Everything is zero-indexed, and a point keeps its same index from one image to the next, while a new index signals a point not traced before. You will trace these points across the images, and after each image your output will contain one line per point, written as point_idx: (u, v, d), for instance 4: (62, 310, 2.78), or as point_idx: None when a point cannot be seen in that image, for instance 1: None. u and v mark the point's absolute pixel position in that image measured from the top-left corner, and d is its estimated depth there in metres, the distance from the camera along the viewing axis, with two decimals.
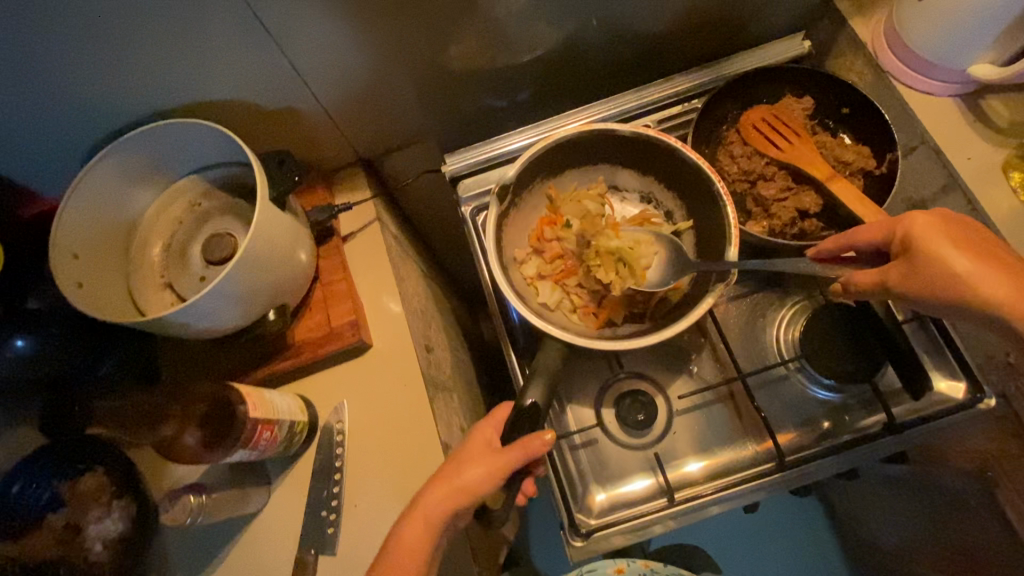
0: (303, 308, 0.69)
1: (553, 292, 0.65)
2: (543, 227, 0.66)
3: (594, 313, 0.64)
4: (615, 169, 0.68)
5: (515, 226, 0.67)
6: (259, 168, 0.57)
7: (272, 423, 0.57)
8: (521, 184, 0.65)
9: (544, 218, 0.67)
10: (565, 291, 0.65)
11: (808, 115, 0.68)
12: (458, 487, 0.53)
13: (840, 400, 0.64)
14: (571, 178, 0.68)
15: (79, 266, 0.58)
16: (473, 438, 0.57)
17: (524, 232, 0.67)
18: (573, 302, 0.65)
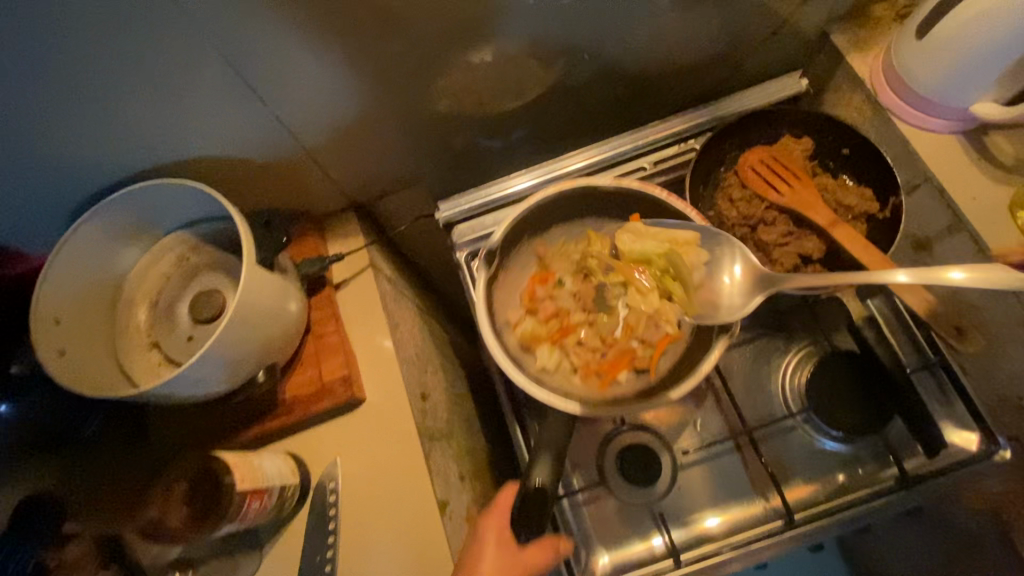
0: (295, 363, 0.67)
1: (552, 354, 0.59)
2: (534, 287, 0.61)
3: (599, 373, 0.58)
4: (605, 222, 0.64)
5: (503, 289, 0.62)
6: (244, 229, 0.55)
7: (261, 491, 0.55)
8: (508, 244, 0.61)
9: (533, 276, 0.62)
10: (565, 352, 0.59)
11: (808, 156, 0.67)
12: None
13: (850, 452, 0.62)
14: (559, 233, 0.65)
15: (61, 331, 0.57)
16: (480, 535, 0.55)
17: (515, 295, 0.62)
18: (574, 363, 0.59)
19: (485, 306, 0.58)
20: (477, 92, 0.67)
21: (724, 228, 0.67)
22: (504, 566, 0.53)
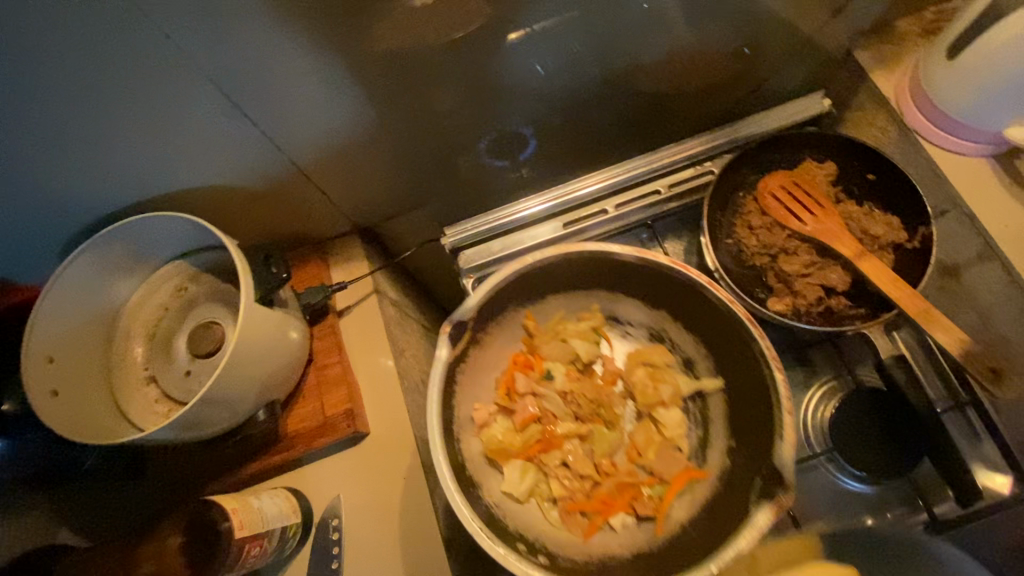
0: (297, 396, 0.65)
1: (526, 476, 0.59)
2: (516, 375, 0.62)
3: (579, 509, 0.58)
4: (615, 301, 0.64)
5: (477, 375, 0.62)
6: (240, 265, 0.53)
7: (260, 536, 0.53)
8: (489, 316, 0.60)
9: (518, 359, 0.63)
10: (544, 471, 0.60)
11: (831, 181, 0.64)
12: None
13: (875, 493, 0.59)
14: (554, 306, 0.64)
15: (55, 370, 0.54)
16: None
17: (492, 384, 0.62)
18: (552, 488, 0.59)
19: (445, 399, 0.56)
20: (487, 116, 0.65)
21: (744, 256, 0.64)
22: None
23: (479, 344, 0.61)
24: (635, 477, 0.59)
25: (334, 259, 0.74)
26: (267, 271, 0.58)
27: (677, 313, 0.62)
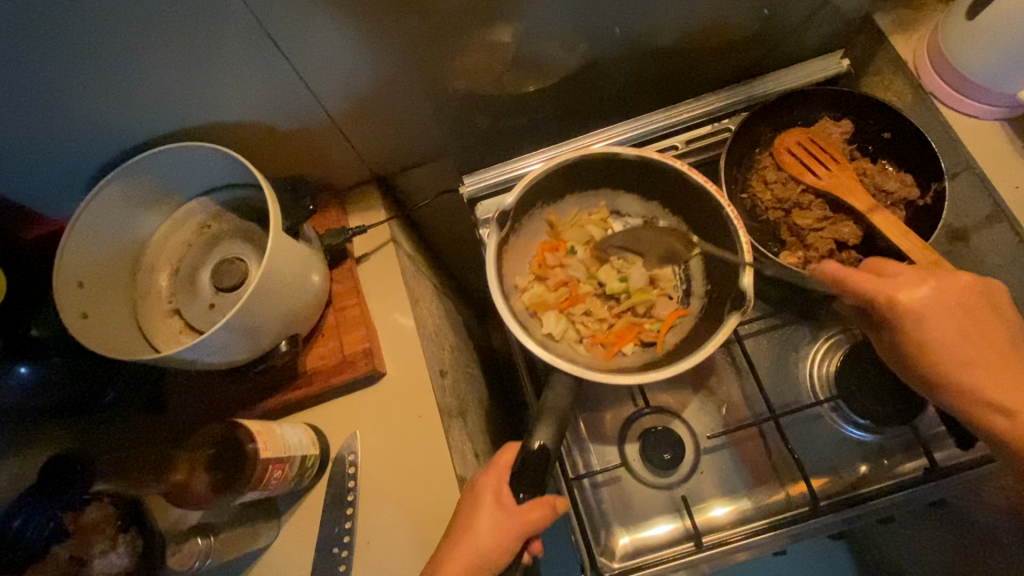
0: (315, 335, 0.66)
1: (558, 322, 0.58)
2: (544, 253, 0.61)
3: (604, 342, 0.58)
4: (617, 194, 0.62)
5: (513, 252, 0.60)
6: (271, 194, 0.54)
7: (283, 460, 0.55)
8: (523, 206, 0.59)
9: (544, 242, 0.62)
10: (571, 321, 0.59)
11: (846, 139, 0.65)
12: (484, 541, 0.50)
13: (876, 441, 0.61)
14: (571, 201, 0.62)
15: (84, 295, 0.56)
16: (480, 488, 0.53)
17: (522, 257, 0.61)
18: (580, 331, 0.59)
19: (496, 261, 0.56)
20: (503, 70, 0.65)
21: (758, 210, 0.65)
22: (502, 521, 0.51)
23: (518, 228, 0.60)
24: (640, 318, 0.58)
25: (351, 206, 0.75)
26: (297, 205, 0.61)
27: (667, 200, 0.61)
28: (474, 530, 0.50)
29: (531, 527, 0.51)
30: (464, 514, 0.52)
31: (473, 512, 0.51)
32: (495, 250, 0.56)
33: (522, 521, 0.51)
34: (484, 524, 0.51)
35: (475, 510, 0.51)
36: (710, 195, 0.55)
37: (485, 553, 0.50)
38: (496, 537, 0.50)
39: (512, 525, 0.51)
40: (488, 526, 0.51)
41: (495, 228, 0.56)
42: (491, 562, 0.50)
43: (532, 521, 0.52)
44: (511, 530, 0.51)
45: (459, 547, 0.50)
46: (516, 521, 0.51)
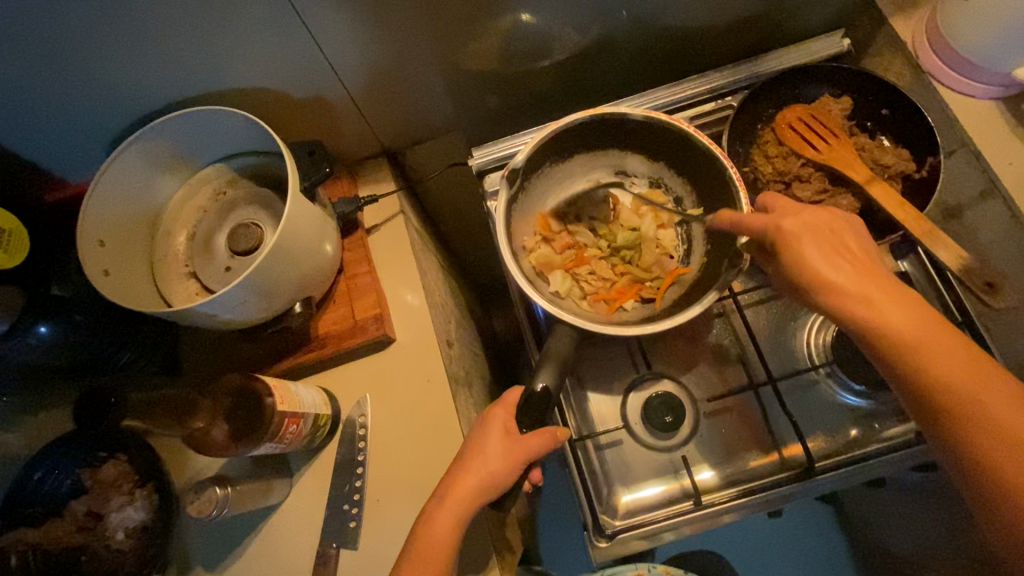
0: (327, 301, 0.68)
1: (564, 281, 0.64)
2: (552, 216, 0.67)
3: (606, 300, 0.64)
4: (624, 155, 0.67)
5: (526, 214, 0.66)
6: (289, 159, 0.56)
7: (298, 416, 0.56)
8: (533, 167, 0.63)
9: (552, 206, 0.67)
10: (576, 280, 0.65)
11: (846, 115, 0.67)
12: (489, 474, 0.54)
13: (870, 407, 0.63)
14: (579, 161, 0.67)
15: (105, 253, 0.58)
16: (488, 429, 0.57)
17: (534, 218, 0.67)
18: (584, 289, 0.65)
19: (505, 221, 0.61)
20: (510, 46, 0.66)
21: (760, 183, 0.67)
22: (509, 453, 0.55)
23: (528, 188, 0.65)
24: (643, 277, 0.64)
25: (361, 179, 0.77)
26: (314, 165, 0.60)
27: (673, 162, 0.65)
28: (484, 455, 0.55)
29: (534, 454, 0.56)
30: (473, 443, 0.56)
31: (483, 441, 0.56)
32: (506, 208, 0.61)
33: (527, 447, 0.56)
34: (492, 451, 0.55)
35: (484, 442, 0.56)
36: (716, 159, 0.59)
37: (493, 478, 0.54)
38: (504, 463, 0.55)
39: (515, 455, 0.55)
40: (496, 453, 0.55)
41: (507, 185, 0.61)
42: (499, 486, 0.55)
43: (534, 449, 0.56)
44: (517, 458, 0.55)
45: (471, 468, 0.55)
46: (524, 450, 0.56)
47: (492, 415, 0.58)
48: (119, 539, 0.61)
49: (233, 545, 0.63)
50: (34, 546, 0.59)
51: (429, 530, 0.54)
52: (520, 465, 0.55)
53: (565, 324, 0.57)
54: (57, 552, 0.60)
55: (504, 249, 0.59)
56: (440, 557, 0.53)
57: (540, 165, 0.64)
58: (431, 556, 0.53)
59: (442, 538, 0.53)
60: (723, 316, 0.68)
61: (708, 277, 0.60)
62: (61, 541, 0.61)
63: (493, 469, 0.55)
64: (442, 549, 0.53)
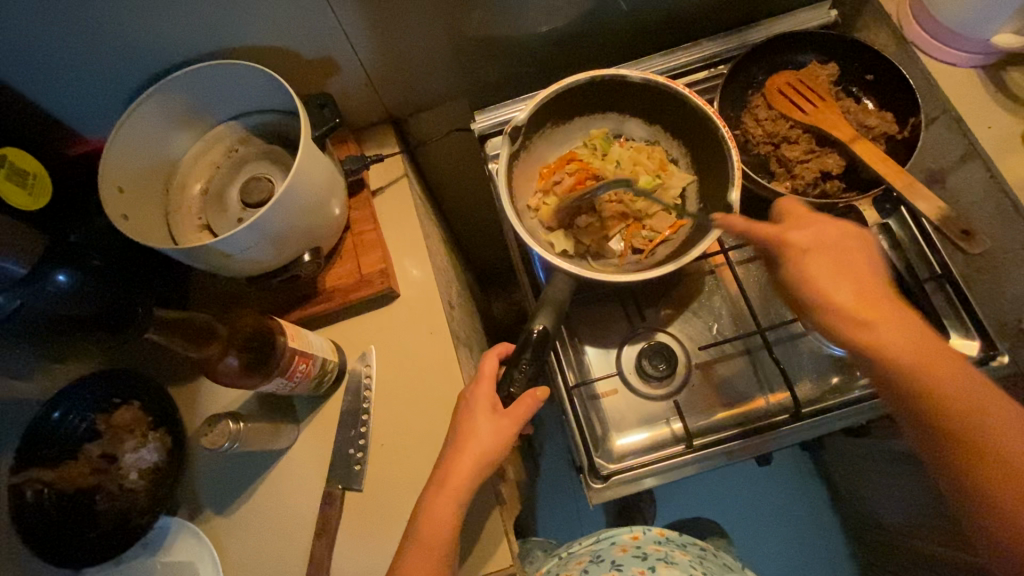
0: (336, 255, 0.71)
1: (571, 243, 0.67)
2: (555, 178, 0.69)
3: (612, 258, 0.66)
4: (623, 119, 0.70)
5: (528, 179, 0.69)
6: (302, 110, 0.59)
7: (307, 356, 0.59)
8: (532, 127, 0.66)
9: (554, 169, 0.69)
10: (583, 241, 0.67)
11: (832, 81, 0.70)
12: (480, 448, 0.57)
13: (855, 356, 0.65)
14: (579, 125, 0.70)
15: (123, 199, 0.61)
16: (475, 411, 0.58)
17: (536, 182, 0.70)
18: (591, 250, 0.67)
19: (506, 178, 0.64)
20: (512, 14, 0.69)
21: (750, 145, 0.70)
22: (500, 430, 0.57)
23: (528, 150, 0.68)
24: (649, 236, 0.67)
25: (368, 144, 0.80)
26: (324, 116, 0.65)
27: (670, 124, 0.68)
28: (476, 437, 0.57)
29: (520, 419, 0.59)
30: (464, 424, 0.58)
31: (473, 418, 0.58)
32: (507, 166, 0.64)
33: (515, 418, 0.58)
34: (483, 426, 0.57)
35: (475, 420, 0.58)
36: (710, 119, 0.62)
37: (489, 447, 0.57)
38: (497, 436, 0.57)
39: (505, 421, 0.58)
40: (487, 429, 0.57)
41: (508, 142, 0.64)
42: (501, 419, 0.58)
43: (522, 415, 0.59)
44: (507, 424, 0.58)
45: (464, 452, 0.57)
46: (512, 414, 0.58)
47: (476, 391, 0.59)
48: (132, 479, 0.63)
49: (241, 487, 0.65)
50: (48, 486, 0.61)
51: (452, 459, 0.57)
52: (512, 433, 0.58)
53: (563, 272, 0.60)
54: (71, 491, 0.62)
55: (506, 205, 0.61)
56: (457, 484, 0.56)
57: (540, 126, 0.68)
58: (447, 486, 0.56)
59: (458, 468, 0.56)
60: (715, 273, 0.70)
61: (700, 232, 0.62)
62: (75, 481, 0.62)
63: (489, 444, 0.57)
64: (461, 475, 0.56)
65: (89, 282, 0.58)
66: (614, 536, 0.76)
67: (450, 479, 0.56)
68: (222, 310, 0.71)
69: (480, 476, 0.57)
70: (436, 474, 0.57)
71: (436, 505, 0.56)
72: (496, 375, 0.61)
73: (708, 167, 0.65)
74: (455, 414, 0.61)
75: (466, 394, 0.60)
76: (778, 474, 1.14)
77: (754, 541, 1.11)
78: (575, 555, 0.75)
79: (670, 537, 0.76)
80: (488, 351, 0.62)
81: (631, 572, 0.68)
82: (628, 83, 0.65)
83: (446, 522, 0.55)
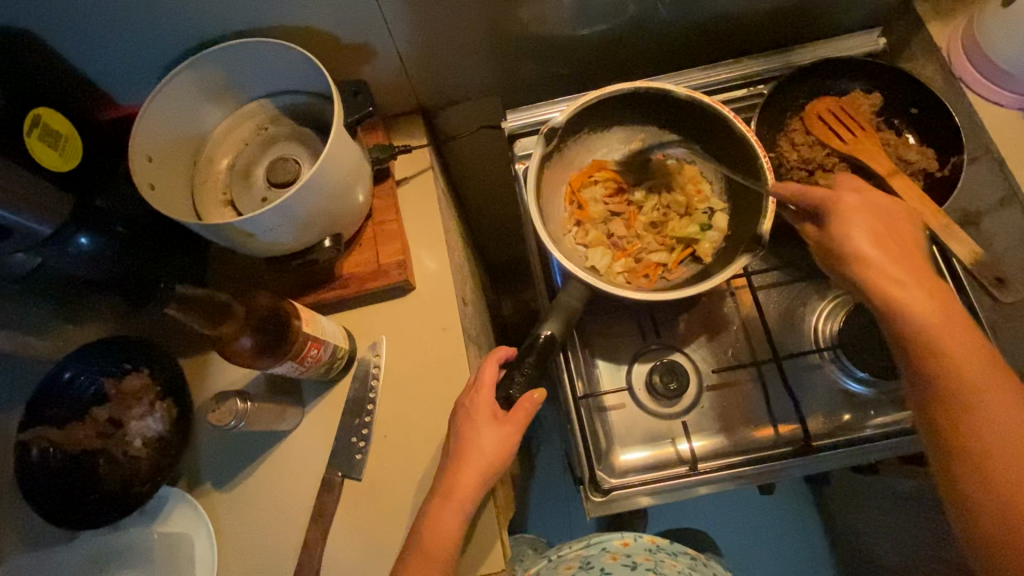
0: (355, 243, 0.71)
1: (598, 254, 0.65)
2: (585, 186, 0.68)
3: (640, 275, 0.65)
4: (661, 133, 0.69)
5: (557, 185, 0.68)
6: (337, 94, 0.59)
7: (319, 342, 0.59)
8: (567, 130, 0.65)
9: (586, 177, 0.68)
10: (610, 254, 0.66)
11: (875, 111, 0.68)
12: (483, 456, 0.57)
13: (869, 394, 0.64)
14: (615, 135, 0.69)
15: (151, 169, 0.62)
16: (477, 421, 0.58)
17: (565, 189, 0.69)
18: (618, 265, 0.66)
19: (536, 178, 0.63)
20: (554, 16, 0.68)
21: (784, 169, 0.69)
22: (502, 441, 0.57)
23: (560, 155, 0.67)
24: (677, 256, 0.65)
25: (396, 132, 0.79)
26: (358, 104, 0.64)
27: (708, 143, 0.66)
28: (479, 447, 0.57)
29: (523, 425, 0.59)
30: (466, 434, 0.58)
31: (476, 427, 0.58)
32: (538, 166, 0.63)
33: (517, 424, 0.58)
34: (487, 434, 0.57)
35: (479, 427, 0.57)
36: (749, 145, 0.61)
37: (492, 453, 0.57)
38: (501, 445, 0.57)
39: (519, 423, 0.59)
40: (490, 436, 0.57)
41: (541, 143, 0.63)
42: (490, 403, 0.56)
43: (523, 422, 0.59)
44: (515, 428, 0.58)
45: (467, 463, 0.57)
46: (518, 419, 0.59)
47: (477, 398, 0.59)
48: (136, 446, 0.63)
49: (242, 465, 0.65)
50: (55, 445, 0.62)
51: (457, 469, 0.57)
52: (515, 438, 0.58)
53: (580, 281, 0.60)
54: (76, 452, 0.63)
55: (531, 206, 0.60)
56: (462, 492, 0.56)
57: (575, 130, 0.67)
58: (449, 490, 0.56)
59: (464, 478, 0.56)
60: (735, 295, 0.69)
61: (727, 258, 0.61)
62: (79, 443, 0.63)
63: (490, 448, 0.57)
64: (467, 484, 0.56)
65: (110, 245, 0.60)
66: (603, 541, 0.75)
67: (453, 482, 0.56)
68: (239, 286, 0.71)
69: (482, 483, 0.57)
70: (443, 479, 0.57)
71: (439, 508, 0.56)
72: (495, 383, 0.60)
73: (743, 193, 0.63)
74: (455, 417, 0.61)
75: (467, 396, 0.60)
76: (775, 500, 1.13)
77: (744, 564, 1.10)
78: (565, 559, 0.74)
79: (660, 545, 0.75)
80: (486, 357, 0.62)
81: None
82: (669, 97, 0.64)
83: (447, 522, 0.55)
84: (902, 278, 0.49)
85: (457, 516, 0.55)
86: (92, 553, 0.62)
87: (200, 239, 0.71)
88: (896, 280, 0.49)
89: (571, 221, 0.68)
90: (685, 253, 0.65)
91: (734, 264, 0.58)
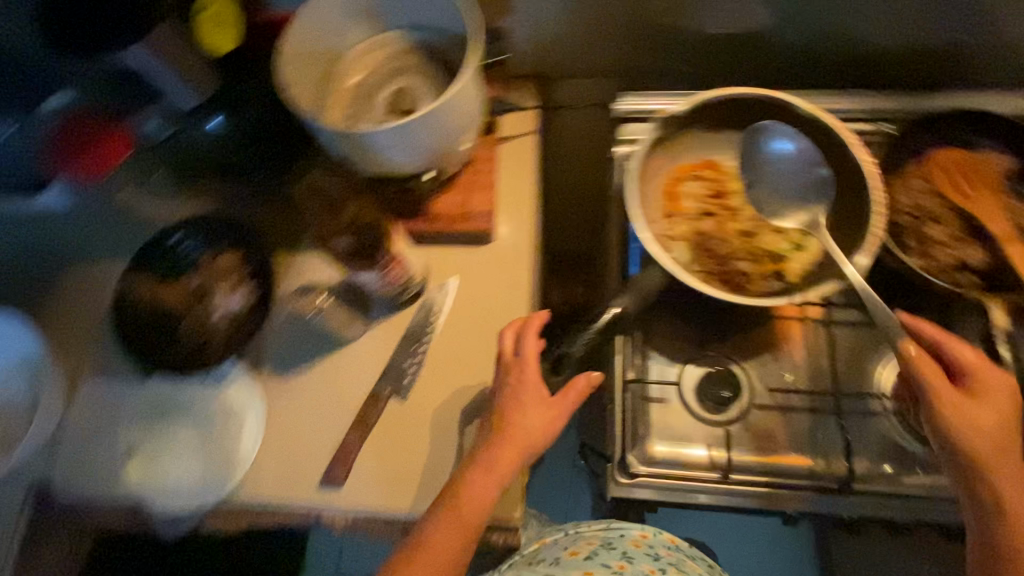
0: (450, 183, 0.73)
1: (683, 249, 0.65)
2: (684, 182, 0.68)
3: (722, 279, 0.64)
4: None
5: (656, 173, 0.68)
6: (477, 36, 0.61)
7: (401, 262, 0.67)
8: (680, 122, 0.66)
9: (688, 173, 0.68)
10: (696, 253, 0.65)
11: (1005, 172, 0.65)
12: (525, 439, 0.59)
13: (925, 455, 0.62)
14: (725, 138, 0.69)
15: (294, 67, 0.66)
16: (525, 400, 0.60)
17: (663, 180, 0.68)
18: (701, 264, 0.65)
19: (639, 161, 0.64)
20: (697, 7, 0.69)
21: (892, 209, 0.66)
22: (542, 420, 0.60)
23: (667, 146, 0.68)
24: (765, 269, 0.64)
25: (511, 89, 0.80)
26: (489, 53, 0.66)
27: None
28: (524, 425, 0.59)
29: (569, 407, 0.61)
30: (512, 411, 0.60)
31: (522, 405, 0.60)
32: (644, 148, 0.64)
33: (565, 403, 0.61)
34: (532, 416, 0.60)
35: (523, 405, 0.60)
36: (864, 172, 0.60)
37: (536, 430, 0.60)
38: (546, 423, 0.60)
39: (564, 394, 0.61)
40: (535, 419, 0.60)
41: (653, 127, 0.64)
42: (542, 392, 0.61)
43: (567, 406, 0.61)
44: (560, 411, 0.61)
45: (510, 442, 0.59)
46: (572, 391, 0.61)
47: (525, 373, 0.60)
48: (215, 317, 0.69)
49: (300, 361, 0.69)
50: (151, 296, 0.69)
51: (501, 444, 0.59)
52: (558, 417, 0.61)
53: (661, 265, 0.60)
54: (166, 309, 0.69)
55: (629, 182, 0.61)
56: (505, 465, 0.58)
57: (688, 124, 0.67)
58: (494, 463, 0.58)
59: (506, 453, 0.58)
60: (810, 325, 0.68)
61: (814, 281, 0.61)
62: (169, 302, 0.69)
63: (537, 429, 0.60)
64: (509, 460, 0.58)
65: (237, 127, 0.70)
66: (625, 527, 0.76)
67: (494, 459, 0.58)
68: None
69: (525, 455, 0.59)
70: (485, 451, 0.59)
71: (476, 478, 0.58)
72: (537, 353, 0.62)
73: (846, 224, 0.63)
74: (497, 388, 0.62)
75: (508, 377, 0.61)
76: (783, 542, 1.10)
77: None
78: (584, 535, 0.75)
79: (681, 545, 0.75)
80: (525, 327, 0.62)
81: (642, 569, 0.69)
82: (792, 110, 0.64)
83: (488, 490, 0.57)
84: (995, 445, 0.54)
85: (493, 486, 0.57)
86: (155, 402, 0.68)
87: (309, 145, 0.74)
88: (993, 445, 0.54)
89: (663, 212, 0.67)
90: (773, 268, 0.64)
91: (821, 288, 0.58)
